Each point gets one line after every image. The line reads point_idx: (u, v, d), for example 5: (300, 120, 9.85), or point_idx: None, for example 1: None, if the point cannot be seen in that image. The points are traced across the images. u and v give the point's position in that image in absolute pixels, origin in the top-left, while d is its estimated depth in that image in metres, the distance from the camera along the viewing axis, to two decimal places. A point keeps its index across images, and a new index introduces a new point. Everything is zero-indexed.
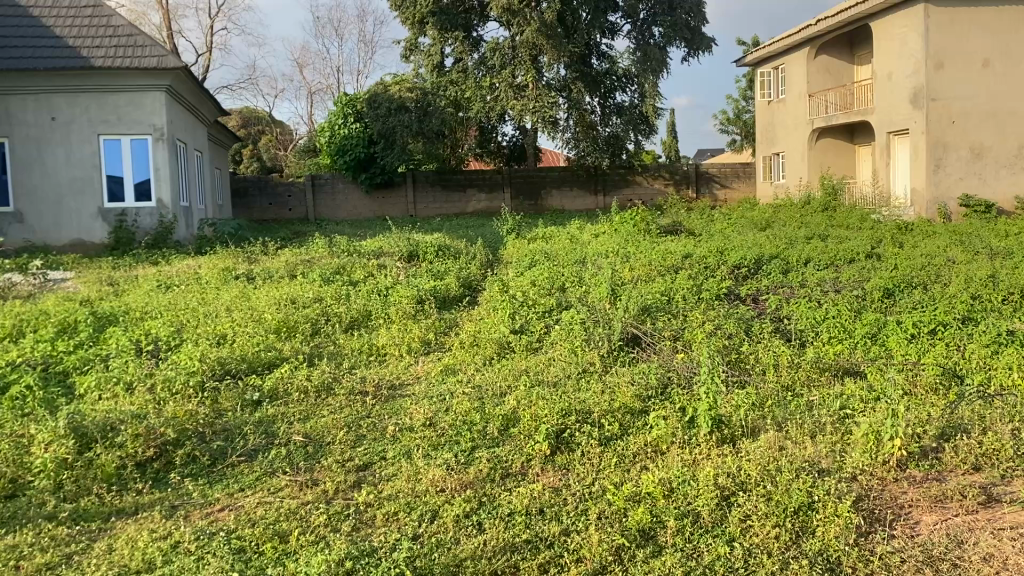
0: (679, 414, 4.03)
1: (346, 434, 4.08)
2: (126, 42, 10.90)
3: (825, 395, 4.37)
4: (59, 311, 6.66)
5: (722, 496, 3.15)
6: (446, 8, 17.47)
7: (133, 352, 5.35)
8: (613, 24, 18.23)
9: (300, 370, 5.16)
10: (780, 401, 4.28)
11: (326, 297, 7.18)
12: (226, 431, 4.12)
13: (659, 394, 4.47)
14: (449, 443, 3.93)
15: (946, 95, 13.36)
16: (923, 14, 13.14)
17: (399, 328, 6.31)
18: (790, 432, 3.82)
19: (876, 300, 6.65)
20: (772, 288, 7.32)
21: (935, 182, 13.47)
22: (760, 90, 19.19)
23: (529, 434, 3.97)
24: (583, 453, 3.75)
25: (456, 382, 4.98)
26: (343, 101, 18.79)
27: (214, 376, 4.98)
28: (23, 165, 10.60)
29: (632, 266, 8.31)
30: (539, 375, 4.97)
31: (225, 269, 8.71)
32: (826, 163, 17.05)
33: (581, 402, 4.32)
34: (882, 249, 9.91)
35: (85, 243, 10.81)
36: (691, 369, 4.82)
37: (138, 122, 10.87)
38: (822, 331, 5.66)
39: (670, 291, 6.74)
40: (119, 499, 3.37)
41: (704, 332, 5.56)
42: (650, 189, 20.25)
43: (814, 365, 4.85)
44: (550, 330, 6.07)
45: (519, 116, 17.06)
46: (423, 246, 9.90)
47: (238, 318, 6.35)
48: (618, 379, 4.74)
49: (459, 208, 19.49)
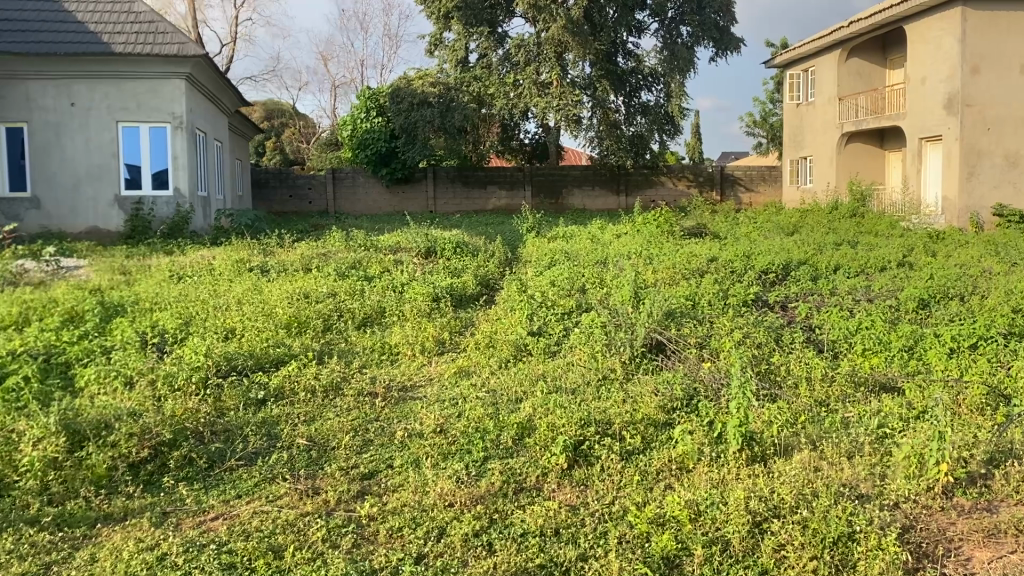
0: (706, 429, 3.79)
1: (352, 439, 3.87)
2: (147, 29, 10.76)
3: (861, 412, 4.11)
4: (68, 299, 6.50)
5: (753, 522, 2.89)
6: (472, 3, 17.18)
7: (138, 346, 5.18)
8: (640, 23, 17.96)
9: (309, 368, 4.96)
10: (814, 418, 4.03)
11: (341, 292, 6.99)
12: (228, 431, 3.93)
13: (685, 406, 4.22)
14: (460, 453, 3.71)
15: (981, 101, 12.99)
16: (961, 17, 12.76)
17: (414, 326, 6.10)
18: (823, 452, 3.58)
19: (911, 311, 6.38)
20: (802, 295, 7.05)
21: (967, 190, 13.09)
22: (789, 93, 18.84)
23: (544, 445, 3.73)
24: (603, 468, 3.52)
25: (469, 386, 4.75)
26: (366, 95, 18.64)
27: (219, 373, 4.78)
28: (42, 151, 10.48)
29: (655, 268, 8.06)
30: (558, 381, 4.74)
31: (240, 260, 8.55)
32: (853, 168, 16.70)
33: (602, 412, 4.09)
34: (914, 257, 9.60)
35: (101, 231, 10.69)
36: (718, 380, 4.55)
37: (158, 110, 10.73)
38: (856, 342, 5.40)
39: (695, 296, 6.51)
40: (108, 504, 3.17)
41: (733, 340, 5.30)
42: (672, 190, 19.95)
43: (848, 380, 4.59)
44: (569, 332, 5.84)
45: (542, 114, 16.82)
46: (442, 242, 9.70)
47: (249, 311, 6.16)
48: (641, 388, 4.49)
49: (478, 205, 19.29)
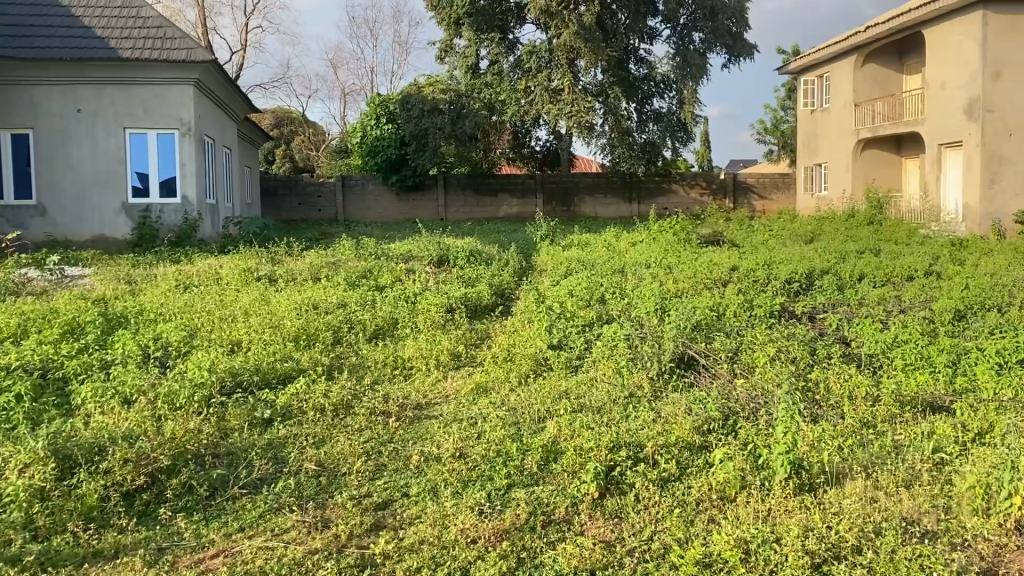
0: (747, 453, 3.51)
1: (365, 463, 3.60)
2: (154, 34, 10.53)
3: (912, 436, 3.80)
4: (69, 310, 6.27)
5: (813, 566, 2.63)
6: (482, 10, 17.05)
7: (139, 361, 4.92)
8: (652, 29, 17.73)
9: (318, 385, 4.67)
10: (862, 441, 3.73)
11: (351, 302, 6.73)
12: (232, 455, 3.67)
13: (723, 427, 3.91)
14: (481, 480, 3.42)
15: (1003, 107, 12.67)
16: (983, 22, 12.46)
17: (427, 338, 5.82)
18: (878, 480, 3.28)
19: (948, 323, 6.07)
20: (830, 305, 6.74)
21: (989, 197, 12.76)
22: (803, 99, 18.53)
23: (573, 472, 3.45)
24: (638, 498, 3.24)
25: (488, 403, 4.46)
26: (375, 101, 18.42)
27: (223, 391, 4.52)
28: (47, 157, 10.27)
29: (675, 278, 7.77)
30: (582, 399, 4.44)
31: (247, 269, 8.28)
32: (871, 175, 16.35)
33: (631, 435, 3.80)
34: (941, 266, 9.29)
35: (108, 239, 10.46)
36: (755, 399, 4.25)
37: (165, 116, 10.51)
38: (896, 357, 5.10)
39: (720, 307, 6.22)
40: (97, 540, 2.91)
41: (766, 355, 4.99)
42: (686, 198, 19.63)
43: (896, 399, 4.28)
44: (590, 346, 5.55)
45: (554, 120, 16.56)
46: (455, 250, 9.44)
47: (255, 323, 5.89)
48: (672, 408, 4.20)
49: (489, 212, 19.02)
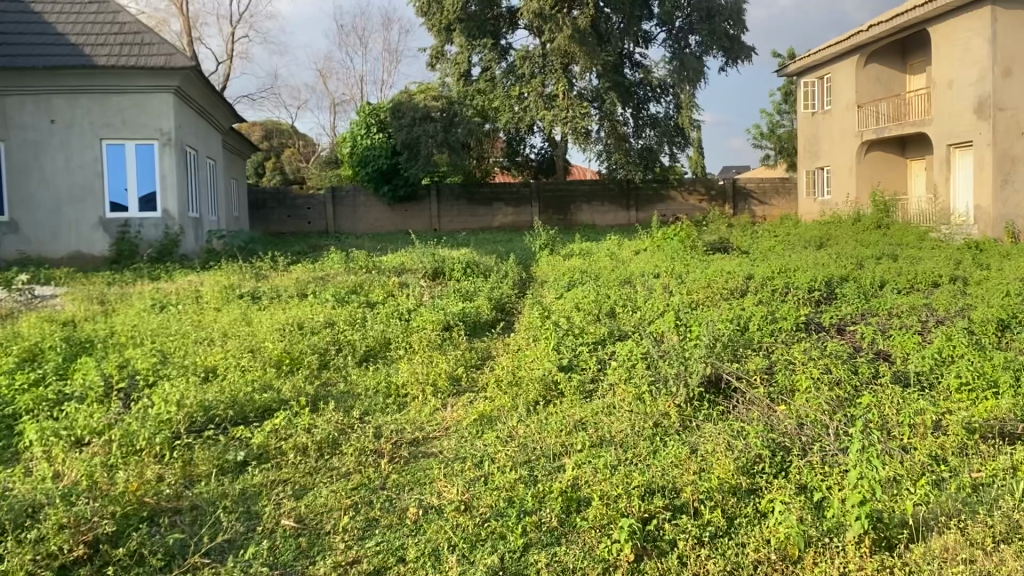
0: (807, 503, 2.96)
1: (352, 519, 3.03)
2: (131, 40, 9.97)
3: (994, 473, 3.26)
4: (30, 335, 5.67)
5: None
6: (474, 15, 16.64)
7: (100, 393, 4.34)
8: (647, 32, 17.27)
9: (300, 419, 4.10)
10: (937, 482, 3.18)
11: (339, 321, 6.15)
12: (196, 510, 3.11)
13: (773, 467, 3.35)
14: (493, 540, 2.86)
15: (1015, 105, 12.19)
16: (991, 17, 11.99)
17: (423, 360, 5.25)
18: (969, 533, 2.75)
19: (991, 335, 5.52)
20: (858, 316, 6.17)
21: (1002, 198, 12.25)
22: (803, 101, 18.04)
23: (604, 527, 2.88)
24: (683, 562, 2.70)
25: (494, 437, 3.90)
26: (365, 110, 17.73)
27: (192, 428, 3.94)
28: (19, 171, 9.69)
29: (688, 288, 7.22)
30: (603, 431, 3.88)
31: (229, 286, 7.70)
32: (875, 178, 15.85)
33: (668, 478, 3.24)
34: (965, 271, 8.73)
35: (84, 255, 9.86)
36: (802, 431, 3.71)
37: (143, 126, 9.94)
38: (947, 375, 4.54)
39: (742, 319, 5.70)
40: None
41: (808, 377, 4.40)
42: (684, 204, 19.12)
43: (965, 427, 3.72)
44: (605, 366, 4.98)
45: (549, 127, 16.16)
46: (450, 262, 8.90)
47: (233, 347, 5.30)
48: (707, 441, 3.65)
49: (484, 222, 18.44)
